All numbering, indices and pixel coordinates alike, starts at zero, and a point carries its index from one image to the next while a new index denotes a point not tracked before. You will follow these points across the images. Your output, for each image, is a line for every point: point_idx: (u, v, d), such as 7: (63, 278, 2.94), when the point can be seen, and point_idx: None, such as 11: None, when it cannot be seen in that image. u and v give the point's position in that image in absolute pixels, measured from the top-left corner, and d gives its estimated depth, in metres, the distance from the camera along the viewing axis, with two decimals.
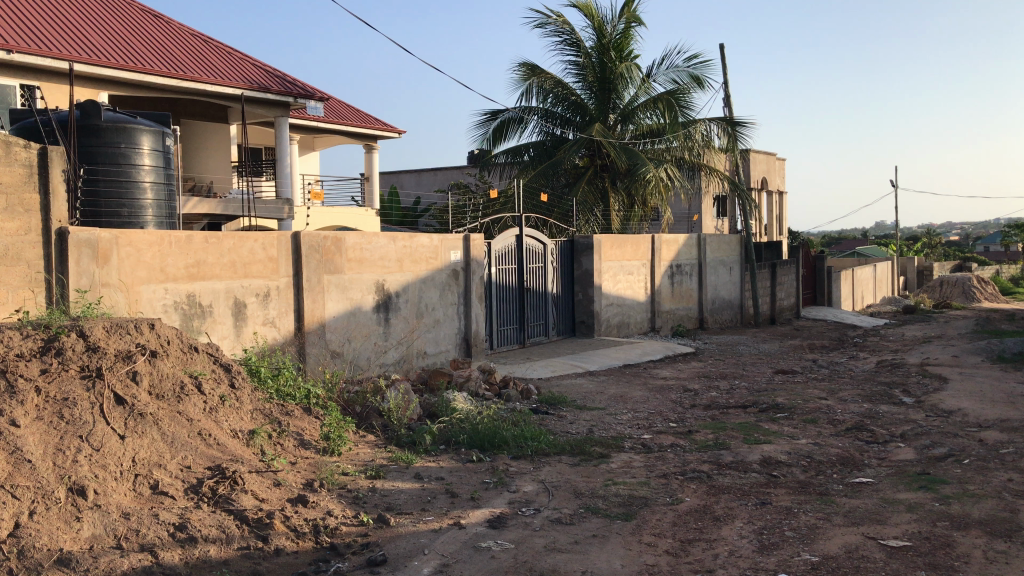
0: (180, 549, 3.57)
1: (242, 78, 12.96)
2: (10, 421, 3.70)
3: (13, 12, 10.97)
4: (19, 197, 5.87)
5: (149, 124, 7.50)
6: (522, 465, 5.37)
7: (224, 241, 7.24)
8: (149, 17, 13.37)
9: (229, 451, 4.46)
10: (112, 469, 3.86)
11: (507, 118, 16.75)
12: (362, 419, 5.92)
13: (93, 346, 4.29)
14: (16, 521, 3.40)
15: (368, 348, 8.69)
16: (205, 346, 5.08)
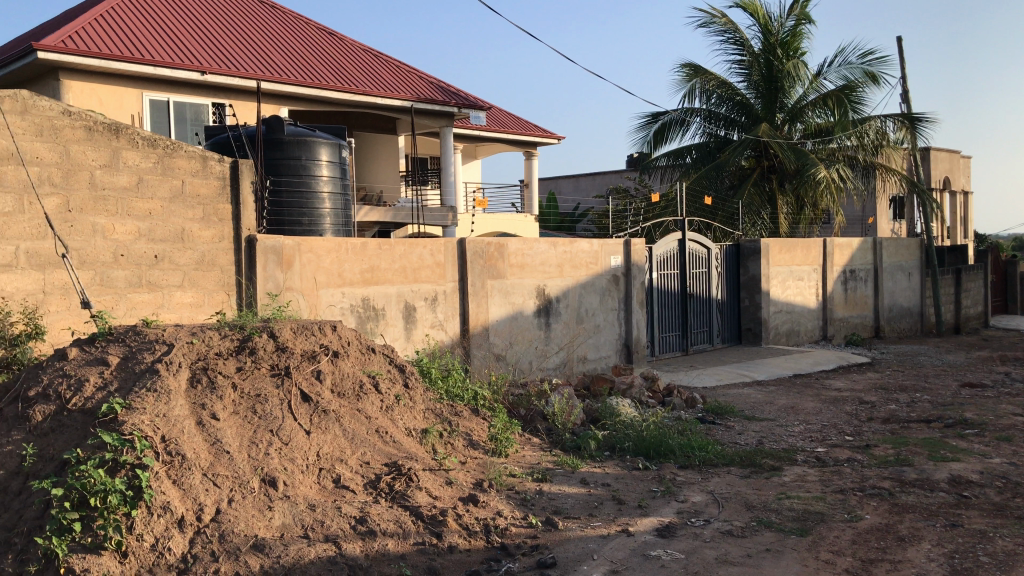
0: (361, 541, 3.74)
1: (410, 90, 13.47)
2: (211, 415, 4.02)
3: (207, 36, 11.89)
4: (213, 207, 6.46)
5: (327, 137, 7.93)
6: (689, 475, 5.28)
7: (396, 247, 7.54)
8: (325, 36, 14.16)
9: (404, 448, 4.63)
10: (300, 462, 4.10)
11: (668, 120, 16.54)
12: (527, 422, 6.01)
13: (282, 346, 4.57)
14: (218, 506, 3.67)
15: (531, 352, 8.81)
16: (381, 348, 5.31)
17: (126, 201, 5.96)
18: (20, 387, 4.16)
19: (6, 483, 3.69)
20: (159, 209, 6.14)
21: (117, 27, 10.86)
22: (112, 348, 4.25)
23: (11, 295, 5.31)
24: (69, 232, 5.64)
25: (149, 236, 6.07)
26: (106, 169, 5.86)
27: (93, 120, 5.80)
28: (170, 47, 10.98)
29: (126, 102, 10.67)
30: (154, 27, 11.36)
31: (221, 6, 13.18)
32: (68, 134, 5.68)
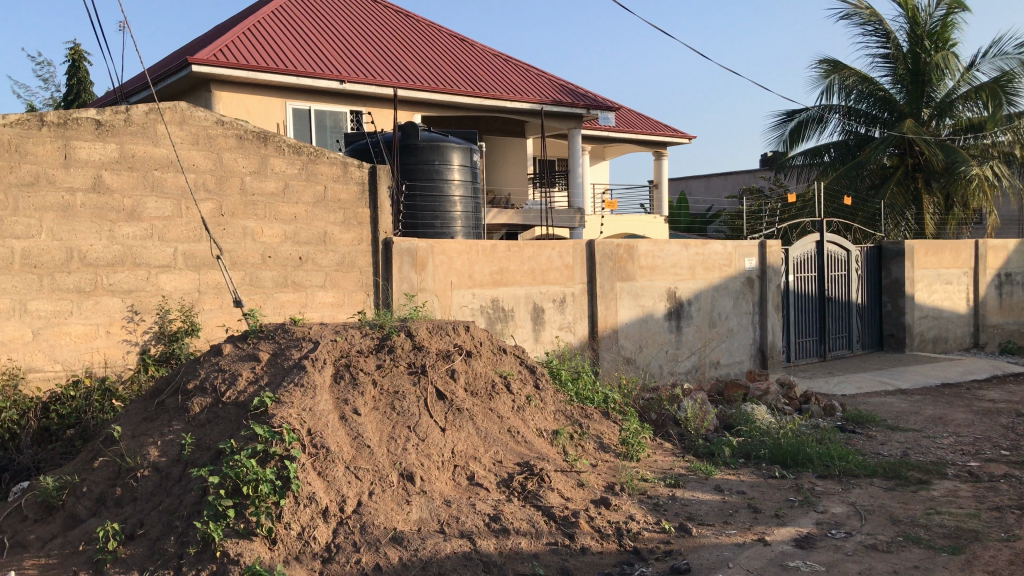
0: (495, 538, 3.80)
1: (540, 93, 13.57)
2: (353, 410, 4.19)
3: (346, 46, 12.38)
4: (353, 211, 6.78)
5: (458, 142, 8.11)
6: (828, 484, 5.09)
7: (525, 249, 7.62)
8: (457, 42, 14.48)
9: (536, 449, 4.67)
10: (436, 458, 4.21)
11: (804, 118, 16.02)
12: (658, 426, 5.96)
13: (419, 345, 4.70)
14: (359, 498, 3.82)
15: (662, 356, 8.72)
16: (513, 349, 5.38)
17: (273, 205, 6.37)
18: (180, 380, 4.48)
19: (168, 469, 3.96)
20: (303, 213, 6.51)
21: (263, 40, 11.48)
22: (263, 345, 4.52)
23: (170, 294, 5.86)
24: (222, 235, 6.12)
25: (294, 239, 6.46)
26: (255, 175, 6.29)
27: (244, 129, 6.25)
28: (311, 57, 11.50)
29: (271, 111, 11.25)
30: (298, 39, 11.92)
31: (359, 17, 13.71)
32: (221, 143, 6.15)
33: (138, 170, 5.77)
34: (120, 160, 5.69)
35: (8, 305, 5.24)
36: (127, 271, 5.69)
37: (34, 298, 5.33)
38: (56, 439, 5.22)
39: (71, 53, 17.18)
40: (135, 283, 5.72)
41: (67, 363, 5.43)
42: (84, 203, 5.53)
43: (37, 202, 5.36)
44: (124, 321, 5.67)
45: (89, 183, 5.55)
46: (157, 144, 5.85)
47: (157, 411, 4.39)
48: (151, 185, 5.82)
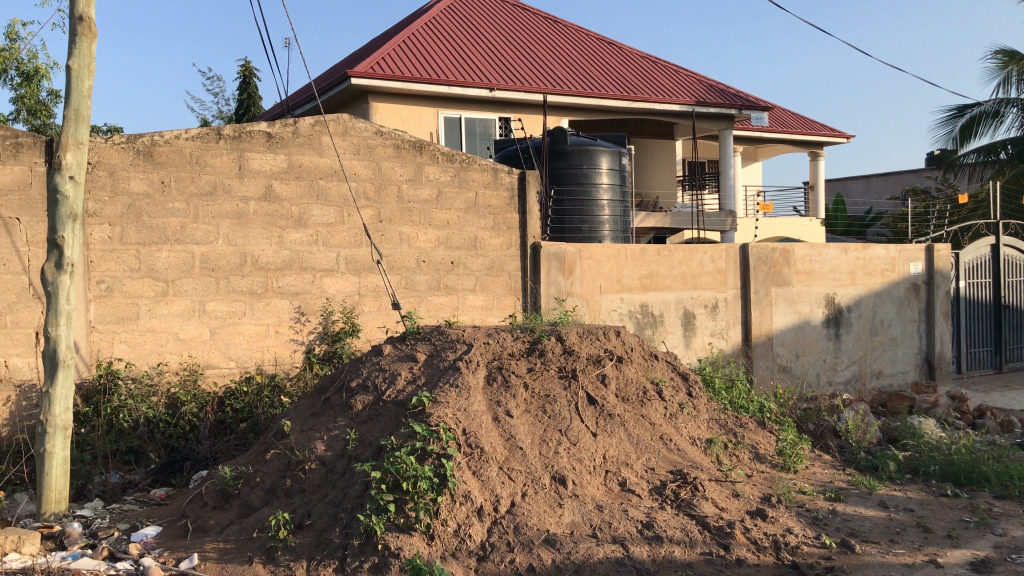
0: (648, 546, 3.77)
1: (689, 95, 13.34)
2: (506, 412, 4.27)
3: (496, 54, 12.62)
4: (503, 216, 6.93)
5: (607, 145, 8.11)
6: (1008, 506, 4.75)
7: (676, 253, 7.52)
8: (605, 46, 14.46)
9: (689, 457, 4.59)
10: (587, 463, 4.22)
11: (977, 113, 15.01)
12: (817, 437, 5.76)
13: (570, 349, 4.73)
14: (513, 500, 3.89)
15: (820, 364, 8.38)
16: (664, 355, 5.32)
17: (428, 212, 6.59)
18: (343, 378, 4.70)
19: (333, 463, 4.17)
20: (455, 219, 6.70)
21: (417, 52, 11.86)
22: (420, 346, 4.68)
23: (333, 296, 6.20)
24: (380, 240, 6.39)
25: (447, 244, 6.66)
26: (411, 182, 6.52)
27: (401, 139, 6.48)
28: (462, 66, 11.78)
29: (424, 120, 11.62)
30: (450, 49, 12.25)
31: (508, 25, 13.93)
32: (380, 152, 6.41)
33: (304, 179, 6.10)
34: (287, 170, 6.04)
35: (189, 306, 5.70)
36: (294, 275, 6.06)
37: (212, 300, 5.77)
38: (231, 431, 5.54)
39: (243, 70, 18.34)
40: (300, 286, 6.08)
41: (241, 360, 5.86)
42: (256, 211, 5.93)
43: (215, 210, 5.78)
44: (291, 322, 6.04)
45: (260, 193, 5.94)
46: (321, 154, 6.17)
47: (323, 408, 4.63)
48: (316, 194, 6.15)
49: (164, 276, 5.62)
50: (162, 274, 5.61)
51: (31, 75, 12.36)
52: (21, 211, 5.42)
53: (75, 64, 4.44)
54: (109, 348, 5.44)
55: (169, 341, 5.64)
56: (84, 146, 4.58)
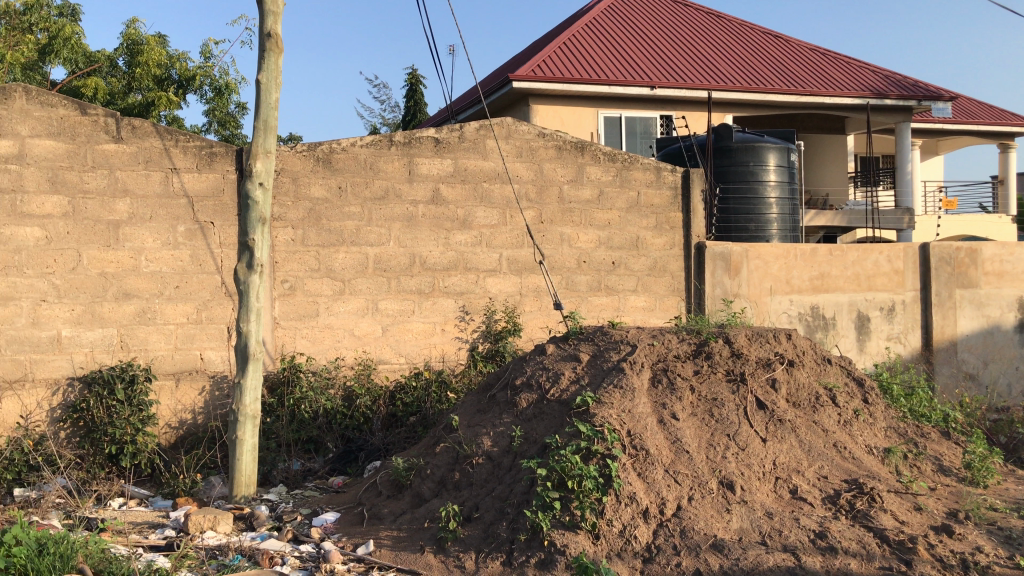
0: (821, 557, 3.63)
1: (862, 87, 12.70)
2: (671, 414, 4.24)
3: (657, 51, 12.49)
4: (666, 216, 6.86)
5: (775, 142, 7.89)
6: None
7: (849, 253, 7.19)
8: (771, 39, 13.99)
9: (865, 466, 4.38)
10: (756, 468, 4.12)
11: None
12: (1009, 451, 5.37)
13: (738, 352, 4.61)
14: (679, 503, 3.86)
15: (1012, 373, 7.74)
16: (839, 359, 5.11)
17: (589, 212, 6.61)
18: (509, 376, 4.79)
19: (499, 458, 4.27)
20: (617, 218, 6.69)
21: (578, 52, 11.91)
22: (584, 346, 4.71)
23: (496, 296, 6.35)
24: (543, 240, 6.48)
25: (608, 244, 6.66)
26: (573, 183, 6.57)
27: (563, 140, 6.55)
28: (623, 65, 11.74)
29: (584, 121, 11.66)
30: (610, 49, 12.23)
31: (669, 22, 13.75)
32: (543, 153, 6.49)
33: (470, 182, 6.28)
34: (454, 174, 6.23)
35: (363, 304, 6.00)
36: (460, 274, 6.25)
37: (384, 298, 6.05)
38: (401, 424, 5.78)
39: (409, 78, 19.03)
40: (466, 285, 6.26)
41: (411, 356, 6.12)
42: (425, 214, 6.16)
43: (387, 213, 6.06)
44: (457, 320, 6.24)
45: (428, 197, 6.16)
46: (486, 158, 6.32)
47: (489, 404, 4.74)
48: (481, 196, 6.31)
49: (341, 275, 5.94)
50: (339, 274, 5.93)
51: (222, 89, 13.34)
52: (215, 215, 5.88)
53: (265, 77, 4.76)
54: (291, 343, 5.82)
55: (345, 337, 5.96)
56: (272, 154, 4.90)
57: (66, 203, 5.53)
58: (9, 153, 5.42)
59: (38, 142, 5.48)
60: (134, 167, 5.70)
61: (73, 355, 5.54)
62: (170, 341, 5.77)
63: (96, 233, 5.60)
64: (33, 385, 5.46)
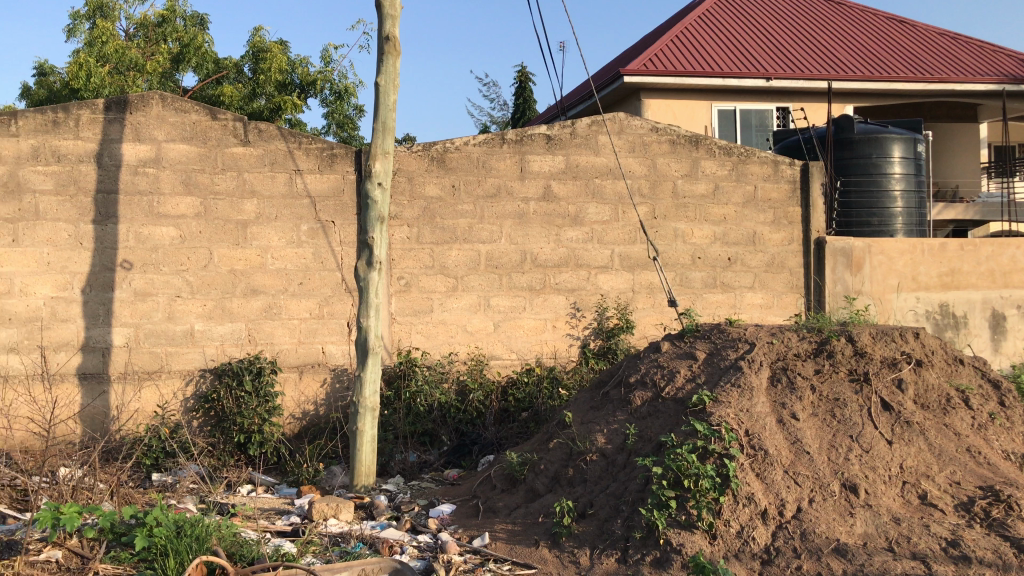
0: (954, 566, 3.45)
1: (996, 72, 12.02)
2: (791, 414, 4.14)
3: (772, 41, 12.15)
4: (784, 211, 6.68)
5: (900, 132, 7.54)
6: None
7: (982, 248, 7.01)
8: (895, 25, 13.41)
9: (1002, 473, 4.15)
10: (882, 472, 3.97)
11: None
12: None
13: (862, 351, 4.46)
14: (799, 505, 3.76)
15: None
16: (973, 360, 4.85)
17: (704, 207, 6.51)
18: (622, 373, 4.78)
19: (613, 456, 4.27)
20: (733, 214, 6.57)
21: (691, 45, 11.71)
22: (700, 345, 4.65)
23: (607, 293, 6.33)
24: (656, 236, 6.42)
25: (724, 240, 6.54)
26: (687, 178, 6.48)
27: (677, 134, 6.46)
28: (738, 57, 11.47)
29: (698, 114, 11.46)
30: (724, 40, 11.97)
31: (786, 11, 13.35)
32: (656, 148, 6.43)
33: (582, 178, 6.28)
34: (565, 170, 6.25)
35: (475, 300, 6.10)
36: (571, 271, 6.27)
37: (495, 295, 6.13)
38: (513, 420, 5.85)
39: (519, 76, 19.17)
40: (577, 282, 6.28)
41: (522, 352, 6.18)
42: (536, 211, 6.20)
43: (499, 210, 6.13)
44: (568, 317, 6.26)
45: (540, 193, 6.20)
46: (598, 154, 6.31)
47: (603, 401, 4.74)
48: (593, 192, 6.30)
49: (454, 272, 6.05)
50: (452, 271, 6.04)
51: (341, 93, 13.80)
52: (336, 215, 6.09)
53: (384, 80, 4.90)
54: (407, 338, 5.97)
55: (458, 333, 6.07)
56: (390, 155, 5.03)
57: (198, 204, 5.84)
58: (147, 157, 5.76)
59: (173, 146, 5.80)
60: (260, 168, 5.96)
61: (205, 348, 5.85)
62: (294, 335, 6.02)
63: (225, 233, 5.89)
64: (169, 376, 5.79)
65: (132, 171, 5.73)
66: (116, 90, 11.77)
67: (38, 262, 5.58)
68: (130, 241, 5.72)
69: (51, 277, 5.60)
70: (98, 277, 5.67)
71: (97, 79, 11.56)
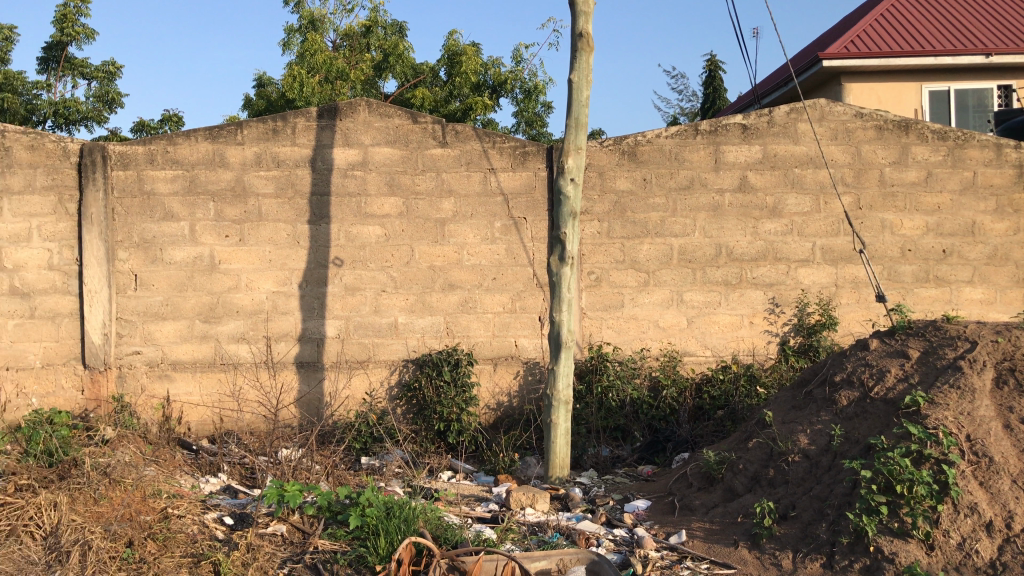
0: None
1: None
2: (1020, 419, 3.81)
3: (993, 13, 11.16)
4: (1008, 197, 6.14)
5: None
6: None
7: None
8: None
9: None
10: None
11: None
12: None
13: None
14: None
15: None
16: None
17: (916, 195, 6.10)
18: (826, 372, 4.58)
19: (817, 457, 4.10)
20: (948, 202, 6.11)
21: (899, 23, 10.97)
22: (913, 342, 4.37)
23: (809, 288, 6.08)
24: (862, 228, 6.09)
25: (938, 231, 6.11)
26: (896, 165, 6.10)
27: (885, 119, 6.09)
28: (952, 34, 10.63)
29: (905, 97, 10.77)
30: (936, 15, 11.13)
31: None
32: (861, 135, 6.09)
33: (780, 168, 6.06)
34: (763, 160, 6.05)
35: (668, 295, 6.04)
36: (769, 265, 6.07)
37: (689, 290, 6.04)
38: (709, 417, 5.75)
39: (709, 65, 18.72)
40: (776, 276, 6.07)
41: (717, 349, 6.07)
42: (732, 203, 6.05)
43: (692, 203, 6.03)
44: (766, 313, 6.08)
45: (735, 185, 6.04)
46: (797, 142, 6.07)
47: (805, 401, 4.56)
48: (792, 182, 6.07)
49: (646, 267, 6.02)
50: (644, 266, 6.02)
51: (531, 91, 14.05)
52: (528, 211, 6.22)
53: (576, 77, 4.95)
54: (598, 332, 6.01)
55: (650, 328, 6.04)
56: (582, 151, 5.07)
57: (401, 204, 6.16)
58: (355, 160, 6.13)
59: (378, 149, 6.14)
60: (457, 168, 6.19)
61: (407, 340, 6.16)
62: (489, 328, 6.22)
63: (426, 230, 6.17)
64: (375, 366, 6.15)
65: (342, 174, 6.12)
66: (325, 98, 12.58)
67: (262, 260, 6.07)
68: (341, 240, 6.12)
69: (272, 273, 6.08)
70: (312, 274, 6.11)
71: (309, 89, 12.41)
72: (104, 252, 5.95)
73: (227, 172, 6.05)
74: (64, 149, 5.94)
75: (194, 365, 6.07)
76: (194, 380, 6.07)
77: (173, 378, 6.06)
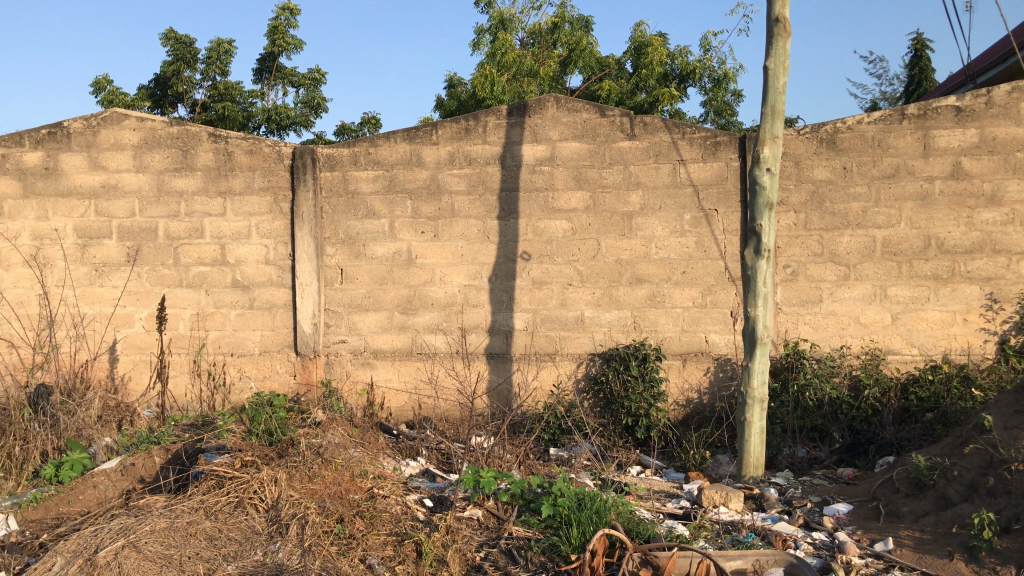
0: None
1: None
2: None
3: None
4: None
5: None
6: None
7: None
8: None
9: None
10: None
11: None
12: None
13: None
14: None
15: None
16: None
17: None
18: None
19: None
20: None
21: None
22: None
23: None
24: None
25: None
26: None
27: None
28: None
29: None
30: None
31: None
32: None
33: (999, 153, 5.59)
34: (979, 145, 5.61)
35: (871, 290, 5.73)
36: (986, 258, 5.63)
37: (894, 284, 5.71)
38: (916, 420, 5.40)
39: (913, 44, 17.50)
40: (994, 270, 5.62)
41: (926, 348, 5.71)
42: (943, 191, 5.64)
43: (898, 192, 5.68)
44: (982, 310, 5.66)
45: (947, 171, 5.64)
46: (1021, 124, 5.57)
47: None
48: (1014, 167, 5.58)
49: (847, 260, 5.74)
50: (844, 259, 5.74)
51: (720, 79, 13.69)
52: (720, 203, 6.09)
53: (773, 63, 4.78)
54: (794, 329, 5.80)
55: (850, 325, 5.76)
56: (779, 139, 4.88)
57: (588, 198, 6.20)
58: (543, 156, 6.24)
59: (567, 144, 6.21)
60: (646, 161, 6.15)
61: (595, 333, 6.22)
62: (678, 323, 6.15)
63: (613, 224, 6.18)
64: (564, 359, 6.25)
65: (531, 170, 6.25)
66: (514, 96, 12.87)
67: (455, 254, 6.31)
68: (529, 235, 6.26)
69: (465, 267, 6.31)
70: (502, 268, 6.28)
71: (499, 88, 12.73)
72: (313, 248, 6.39)
73: (423, 171, 6.32)
74: (278, 153, 6.41)
75: (393, 354, 6.41)
76: (394, 367, 6.41)
77: (375, 366, 6.43)
